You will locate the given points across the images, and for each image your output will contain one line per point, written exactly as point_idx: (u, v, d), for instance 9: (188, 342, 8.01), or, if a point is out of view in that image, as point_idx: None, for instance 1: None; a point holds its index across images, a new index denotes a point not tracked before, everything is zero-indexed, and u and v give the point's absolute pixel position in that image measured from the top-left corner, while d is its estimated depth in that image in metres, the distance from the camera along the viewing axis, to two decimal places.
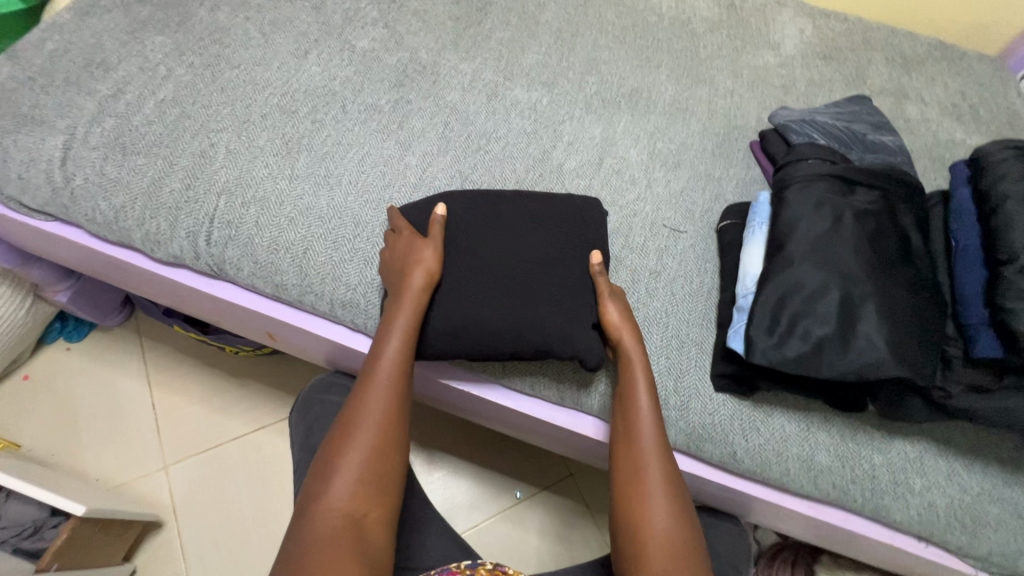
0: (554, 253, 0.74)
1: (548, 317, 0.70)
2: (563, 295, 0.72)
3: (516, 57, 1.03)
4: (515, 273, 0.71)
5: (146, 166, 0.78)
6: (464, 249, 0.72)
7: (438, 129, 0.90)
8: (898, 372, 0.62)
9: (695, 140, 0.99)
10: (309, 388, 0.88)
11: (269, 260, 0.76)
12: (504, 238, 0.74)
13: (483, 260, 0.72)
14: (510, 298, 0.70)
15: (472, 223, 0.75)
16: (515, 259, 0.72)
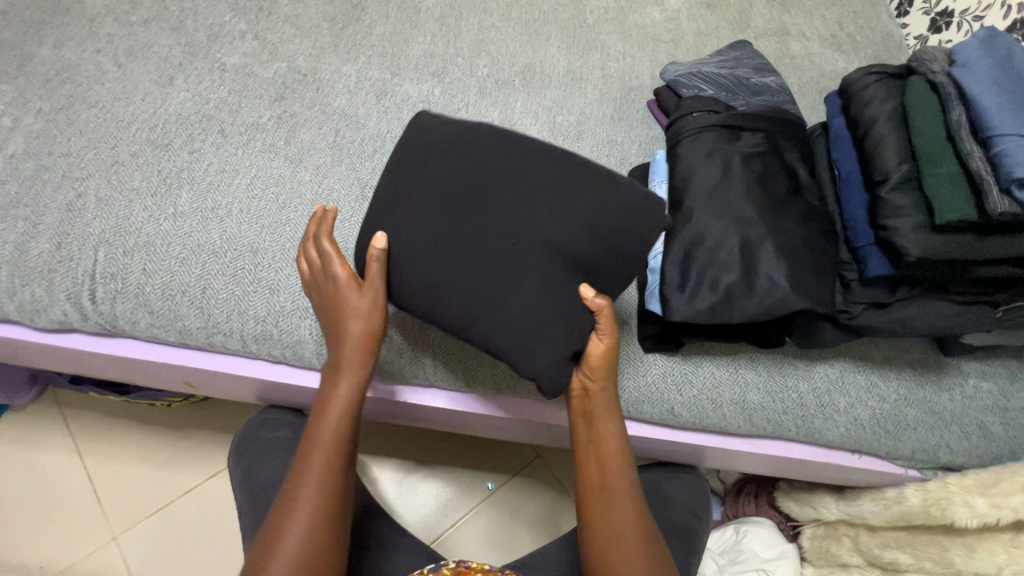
0: (555, 230, 0.60)
1: (503, 321, 0.60)
2: (534, 283, 0.60)
3: (401, 51, 1.00)
4: (470, 242, 0.60)
5: (6, 230, 0.71)
6: (409, 227, 0.61)
7: (328, 138, 0.86)
8: (800, 304, 0.65)
9: (593, 108, 0.99)
10: (244, 428, 0.85)
11: (165, 307, 0.71)
12: (463, 196, 0.61)
13: (430, 225, 0.60)
14: (463, 276, 0.60)
15: (414, 183, 0.61)
16: (479, 224, 0.60)
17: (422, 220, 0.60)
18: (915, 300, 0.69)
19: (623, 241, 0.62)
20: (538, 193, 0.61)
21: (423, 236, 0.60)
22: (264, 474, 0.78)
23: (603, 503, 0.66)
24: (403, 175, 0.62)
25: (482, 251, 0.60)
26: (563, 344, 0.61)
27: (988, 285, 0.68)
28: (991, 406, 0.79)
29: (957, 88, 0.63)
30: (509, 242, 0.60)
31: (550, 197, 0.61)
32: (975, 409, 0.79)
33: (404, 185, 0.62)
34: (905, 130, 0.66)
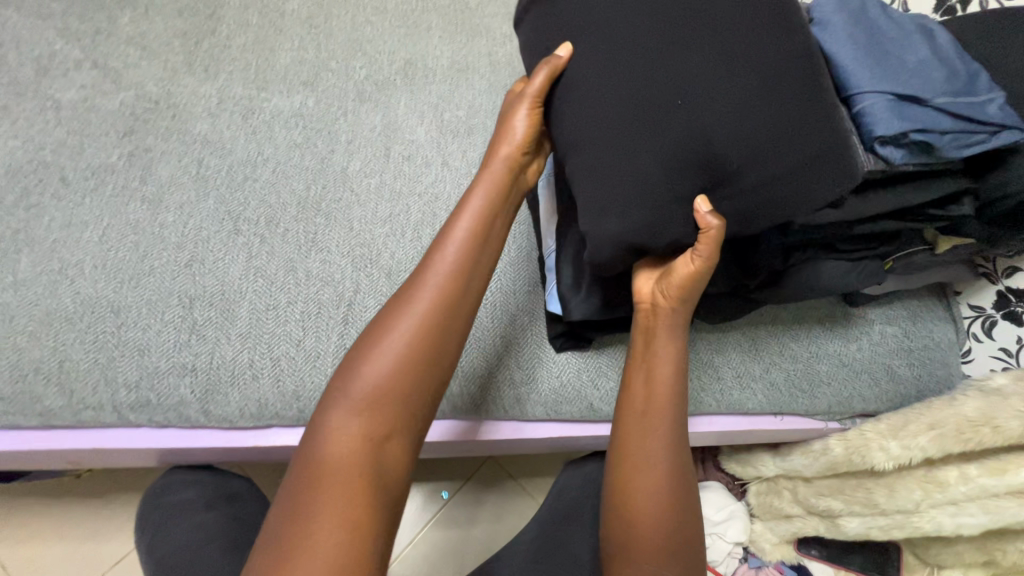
0: (709, 143, 0.55)
1: (610, 196, 0.56)
2: (665, 158, 0.55)
3: (266, 61, 0.92)
4: (622, 95, 0.57)
5: None
6: (606, 66, 0.58)
7: (190, 170, 0.79)
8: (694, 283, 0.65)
9: (483, 100, 0.95)
10: (148, 494, 0.78)
11: (18, 390, 0.63)
12: (672, 43, 0.58)
13: (613, 68, 0.58)
14: (591, 137, 0.58)
15: (649, 9, 0.59)
16: (640, 79, 0.57)
17: (587, 68, 0.60)
18: (809, 263, 0.69)
19: (775, 162, 0.55)
20: (746, 102, 0.56)
21: (578, 84, 0.59)
22: (172, 542, 0.73)
23: (640, 424, 0.61)
24: (613, 7, 0.60)
25: (604, 112, 0.58)
26: (638, 216, 0.55)
27: (873, 241, 0.69)
28: (896, 349, 0.82)
29: (816, 47, 0.62)
30: (665, 99, 0.56)
31: (755, 96, 0.56)
32: (882, 354, 0.81)
33: (632, 11, 0.59)
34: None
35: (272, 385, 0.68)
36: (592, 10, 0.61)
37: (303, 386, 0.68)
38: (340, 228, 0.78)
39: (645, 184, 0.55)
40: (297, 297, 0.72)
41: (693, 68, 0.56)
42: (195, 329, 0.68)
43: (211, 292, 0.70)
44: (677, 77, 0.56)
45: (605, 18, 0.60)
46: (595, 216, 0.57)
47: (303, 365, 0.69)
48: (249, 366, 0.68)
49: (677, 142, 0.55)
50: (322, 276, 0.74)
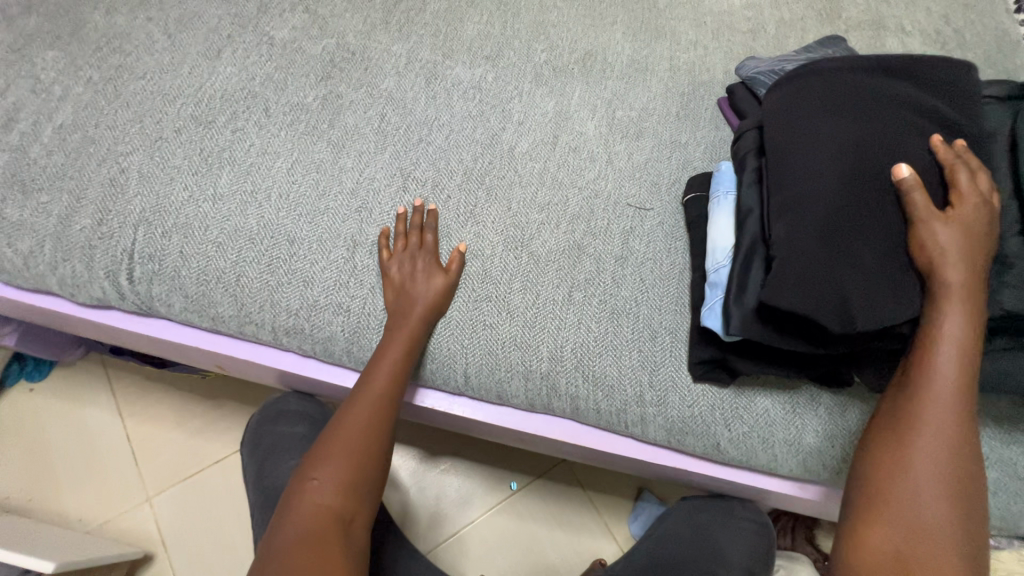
0: (880, 248, 0.56)
1: (815, 256, 0.56)
2: (868, 234, 0.57)
3: (454, 30, 0.94)
4: (854, 155, 0.59)
5: (51, 204, 0.69)
6: (825, 145, 0.60)
7: (373, 123, 0.81)
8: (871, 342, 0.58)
9: (658, 104, 0.91)
10: (258, 417, 0.89)
11: (200, 292, 0.69)
12: (907, 125, 0.61)
13: (849, 131, 0.60)
14: (812, 186, 0.59)
15: (876, 90, 0.63)
16: (869, 147, 0.59)
17: (819, 125, 0.61)
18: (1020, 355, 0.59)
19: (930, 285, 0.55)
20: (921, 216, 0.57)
21: (801, 138, 0.61)
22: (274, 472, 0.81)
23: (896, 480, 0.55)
24: (850, 82, 0.63)
25: (831, 170, 0.59)
26: (823, 298, 0.55)
27: None
28: None
29: None
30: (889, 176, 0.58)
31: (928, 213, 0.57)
32: None
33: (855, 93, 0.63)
34: (1013, 164, 0.60)
35: None
36: (830, 78, 0.64)
37: (439, 352, 0.70)
38: (498, 206, 0.78)
39: (849, 241, 0.56)
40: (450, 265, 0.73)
41: (915, 152, 0.60)
42: (354, 274, 0.71)
43: (372, 242, 0.73)
44: (907, 156, 0.59)
45: (839, 85, 0.63)
46: (805, 259, 0.56)
47: (443, 331, 0.70)
48: None
49: (888, 213, 0.57)
50: (475, 249, 0.75)
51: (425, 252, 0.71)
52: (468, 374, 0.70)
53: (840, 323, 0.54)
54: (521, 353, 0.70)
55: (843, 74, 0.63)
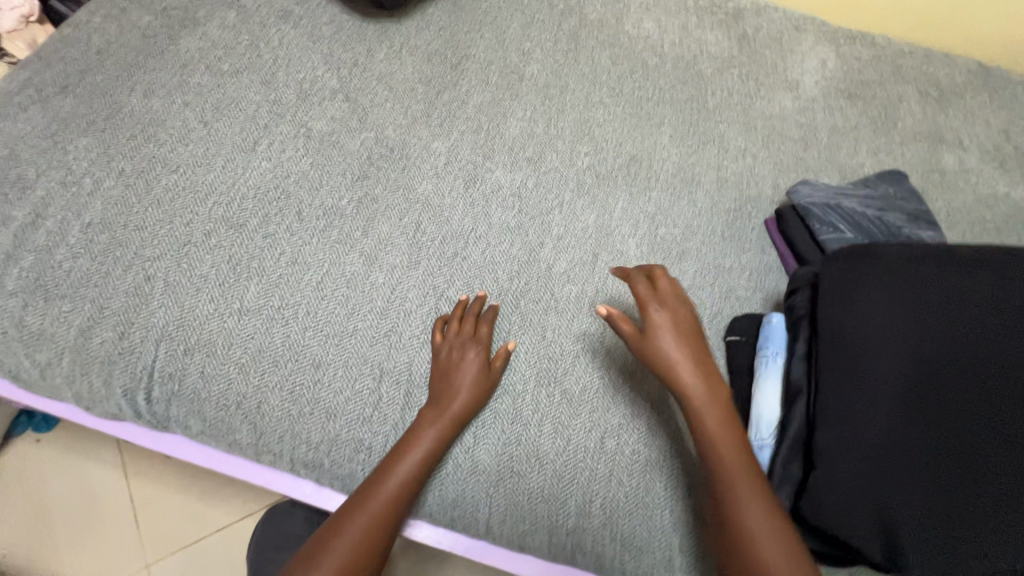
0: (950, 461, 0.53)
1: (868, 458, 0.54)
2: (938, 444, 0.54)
3: (497, 126, 0.91)
4: (917, 360, 0.56)
5: (73, 313, 0.67)
6: (905, 333, 0.57)
7: (408, 232, 0.79)
8: None
9: (702, 221, 0.88)
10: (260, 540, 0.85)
11: (218, 418, 0.67)
12: (986, 323, 0.56)
13: (913, 330, 0.57)
14: (866, 390, 0.56)
15: (951, 281, 0.58)
16: (936, 350, 0.56)
17: (885, 316, 0.59)
18: None
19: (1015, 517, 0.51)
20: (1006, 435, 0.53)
21: (865, 328, 0.59)
22: None
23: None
24: (919, 270, 0.60)
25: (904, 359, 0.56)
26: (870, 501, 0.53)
27: None
28: None
29: None
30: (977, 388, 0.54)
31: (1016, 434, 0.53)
32: None
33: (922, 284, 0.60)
34: None
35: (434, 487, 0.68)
36: (896, 264, 0.61)
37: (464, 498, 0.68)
38: (533, 334, 0.76)
39: (907, 459, 0.53)
40: None
41: (994, 357, 0.55)
42: (379, 407, 0.68)
43: (399, 370, 0.70)
44: (982, 363, 0.55)
45: (906, 274, 0.60)
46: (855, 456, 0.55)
47: (468, 476, 0.68)
48: None
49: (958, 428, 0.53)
50: (506, 383, 0.72)
51: (473, 343, 0.70)
52: (491, 522, 0.68)
53: (886, 553, 0.52)
54: (548, 506, 0.67)
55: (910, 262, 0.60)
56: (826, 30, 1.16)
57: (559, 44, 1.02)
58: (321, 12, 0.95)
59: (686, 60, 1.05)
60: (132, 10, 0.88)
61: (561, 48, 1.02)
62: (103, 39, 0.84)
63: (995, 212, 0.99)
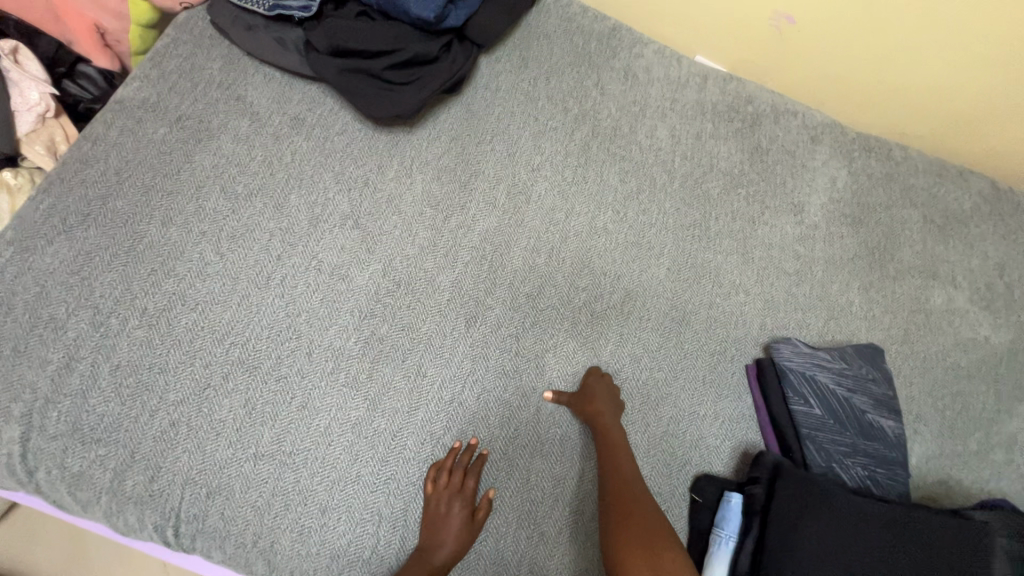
0: None
1: None
2: None
3: (501, 256, 0.94)
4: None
5: (108, 457, 0.75)
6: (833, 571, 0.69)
7: (410, 375, 0.85)
8: None
9: (686, 365, 0.94)
10: None
11: (237, 552, 0.76)
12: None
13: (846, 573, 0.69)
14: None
15: (873, 536, 0.72)
16: None
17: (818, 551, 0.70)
18: None
19: None
20: None
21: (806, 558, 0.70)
22: None
23: None
24: (851, 520, 0.73)
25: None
26: None
27: None
28: None
29: None
30: None
31: None
32: None
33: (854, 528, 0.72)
34: None
35: None
36: (839, 512, 0.72)
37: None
38: (518, 479, 0.85)
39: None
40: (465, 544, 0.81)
41: None
42: (376, 550, 0.78)
43: (395, 515, 0.79)
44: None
45: (843, 522, 0.72)
46: None
47: None
48: None
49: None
50: (490, 527, 0.82)
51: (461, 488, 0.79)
52: None
53: None
54: None
55: (848, 512, 0.72)
56: (843, 141, 1.15)
57: (570, 157, 1.02)
58: (333, 120, 0.95)
59: (696, 177, 1.06)
60: (147, 122, 0.89)
61: (572, 162, 1.02)
62: (120, 157, 0.86)
63: (971, 357, 1.03)
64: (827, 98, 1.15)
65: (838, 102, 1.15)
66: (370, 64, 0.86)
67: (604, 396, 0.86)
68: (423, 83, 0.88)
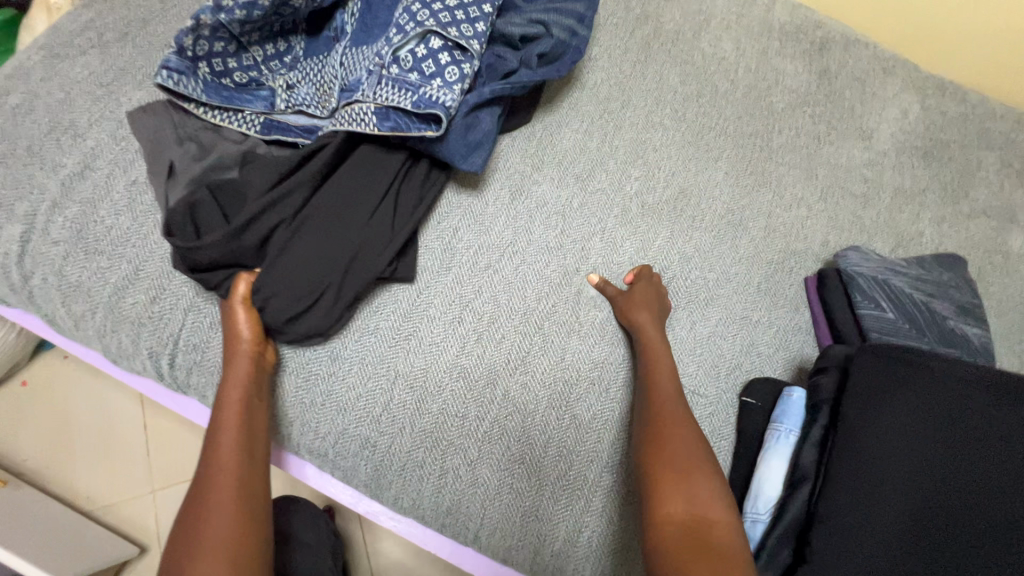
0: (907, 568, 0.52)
1: (852, 555, 0.53)
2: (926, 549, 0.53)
3: (551, 138, 0.87)
4: (928, 489, 0.55)
5: (109, 271, 0.68)
6: (911, 452, 0.56)
7: (444, 238, 0.78)
8: None
9: (740, 270, 0.85)
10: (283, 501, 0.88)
11: None
12: (998, 452, 0.55)
13: (937, 458, 0.56)
14: (876, 508, 0.55)
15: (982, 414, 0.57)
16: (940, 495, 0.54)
17: (895, 431, 0.57)
18: None
19: None
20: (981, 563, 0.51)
21: (887, 439, 0.57)
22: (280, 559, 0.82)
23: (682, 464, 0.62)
24: (947, 392, 0.58)
25: (915, 464, 0.56)
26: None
27: None
28: None
29: None
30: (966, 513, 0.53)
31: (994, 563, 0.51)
32: None
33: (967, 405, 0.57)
34: None
35: (433, 494, 0.69)
36: (930, 377, 0.58)
37: (412, 465, 0.69)
38: (552, 355, 0.76)
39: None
40: (486, 413, 0.71)
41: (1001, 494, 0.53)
42: (387, 410, 0.69)
43: (413, 375, 0.71)
44: (987, 492, 0.54)
45: (932, 395, 0.58)
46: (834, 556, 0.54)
47: (466, 487, 0.69)
48: (420, 466, 0.69)
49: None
50: (517, 401, 0.73)
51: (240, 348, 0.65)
52: (479, 534, 0.70)
53: None
54: (539, 526, 0.70)
55: (940, 378, 0.58)
56: (916, 76, 1.08)
57: (629, 53, 0.97)
58: None
59: (759, 90, 1.00)
60: None
61: (631, 58, 0.96)
62: None
63: None
64: (882, 20, 1.11)
65: (894, 22, 1.10)
66: (270, 260, 0.68)
67: (653, 304, 0.77)
68: (353, 277, 0.69)
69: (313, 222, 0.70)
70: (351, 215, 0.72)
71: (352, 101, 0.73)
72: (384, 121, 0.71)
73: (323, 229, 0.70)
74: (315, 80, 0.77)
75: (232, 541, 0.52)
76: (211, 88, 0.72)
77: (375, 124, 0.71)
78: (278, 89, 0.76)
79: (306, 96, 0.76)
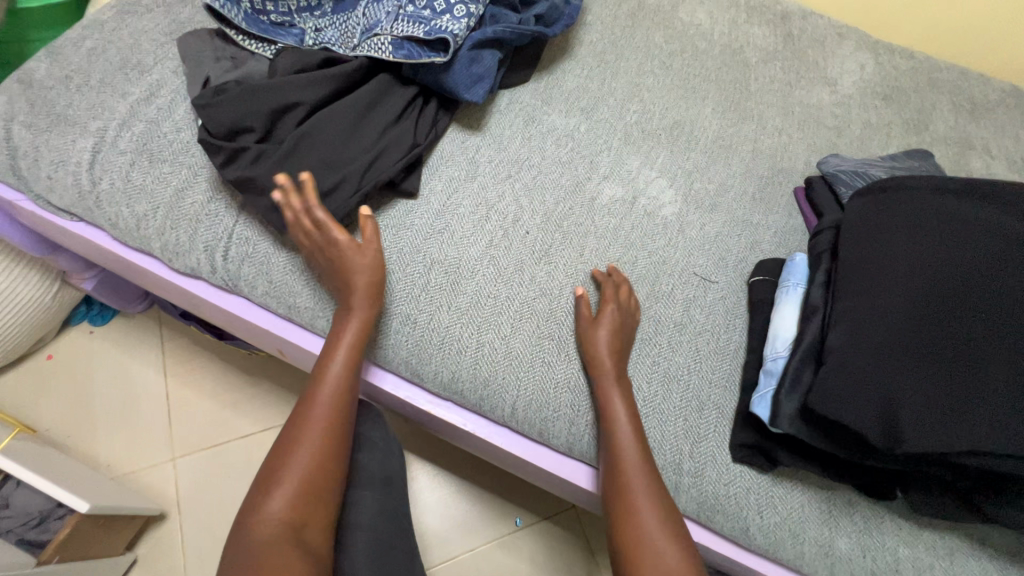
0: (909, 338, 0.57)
1: (863, 342, 0.59)
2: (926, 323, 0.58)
3: (556, 79, 0.99)
4: (927, 278, 0.60)
5: (171, 175, 0.75)
6: (908, 252, 0.62)
7: (468, 153, 0.86)
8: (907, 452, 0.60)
9: (735, 182, 0.94)
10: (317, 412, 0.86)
11: (284, 280, 0.74)
12: (982, 245, 0.60)
13: (932, 256, 0.61)
14: (875, 302, 0.60)
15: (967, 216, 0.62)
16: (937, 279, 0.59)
17: (892, 238, 0.63)
18: None
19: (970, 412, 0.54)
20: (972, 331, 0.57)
21: (885, 247, 0.63)
22: None
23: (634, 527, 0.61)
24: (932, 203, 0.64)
25: (912, 259, 0.61)
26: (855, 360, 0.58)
27: None
28: None
29: None
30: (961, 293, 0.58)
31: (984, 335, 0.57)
32: None
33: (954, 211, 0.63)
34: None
35: (470, 365, 0.73)
36: (919, 194, 0.65)
37: (450, 339, 0.73)
38: (572, 250, 0.82)
39: (915, 367, 0.56)
40: (516, 295, 0.77)
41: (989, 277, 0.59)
42: (425, 289, 0.75)
43: (448, 262, 0.77)
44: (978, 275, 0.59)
45: (922, 206, 0.64)
46: (846, 349, 0.59)
47: (502, 360, 0.73)
48: (458, 339, 0.73)
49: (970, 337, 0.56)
50: (543, 286, 0.78)
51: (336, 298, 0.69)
52: (515, 407, 0.73)
53: (886, 437, 0.55)
54: (572, 396, 0.73)
55: (927, 193, 0.65)
56: (868, 38, 1.23)
57: (619, 19, 1.11)
58: None
59: (733, 48, 1.14)
60: None
61: (620, 23, 1.11)
62: None
63: None
64: None
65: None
66: (286, 150, 0.71)
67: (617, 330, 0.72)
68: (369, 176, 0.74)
69: (333, 122, 0.75)
70: (369, 124, 0.77)
71: (372, 35, 0.79)
72: (398, 50, 0.78)
73: (343, 130, 0.75)
74: (341, 25, 0.83)
75: (296, 486, 0.58)
76: (250, 19, 0.80)
77: (390, 52, 0.77)
78: (307, 29, 0.82)
79: (331, 37, 0.82)
